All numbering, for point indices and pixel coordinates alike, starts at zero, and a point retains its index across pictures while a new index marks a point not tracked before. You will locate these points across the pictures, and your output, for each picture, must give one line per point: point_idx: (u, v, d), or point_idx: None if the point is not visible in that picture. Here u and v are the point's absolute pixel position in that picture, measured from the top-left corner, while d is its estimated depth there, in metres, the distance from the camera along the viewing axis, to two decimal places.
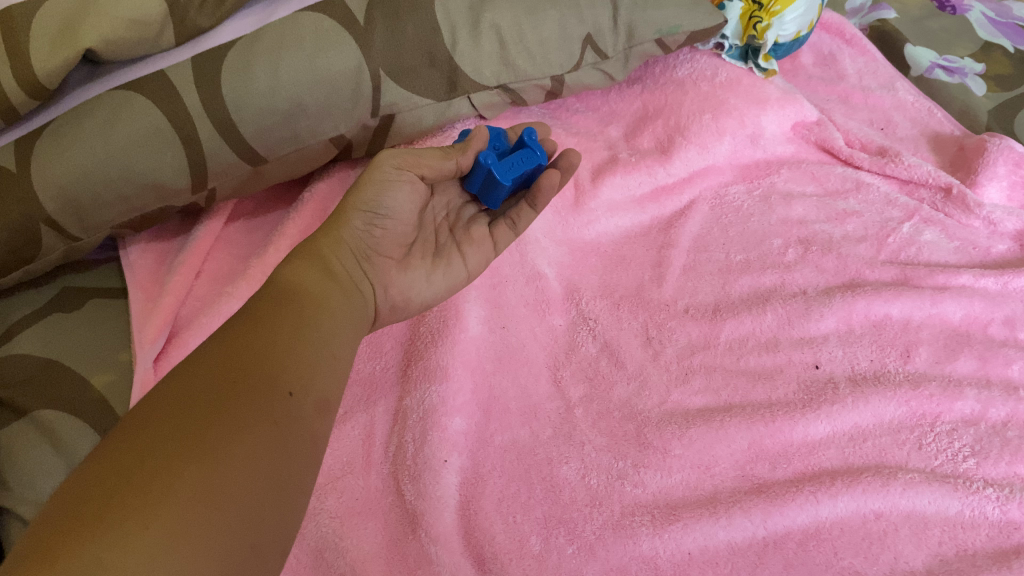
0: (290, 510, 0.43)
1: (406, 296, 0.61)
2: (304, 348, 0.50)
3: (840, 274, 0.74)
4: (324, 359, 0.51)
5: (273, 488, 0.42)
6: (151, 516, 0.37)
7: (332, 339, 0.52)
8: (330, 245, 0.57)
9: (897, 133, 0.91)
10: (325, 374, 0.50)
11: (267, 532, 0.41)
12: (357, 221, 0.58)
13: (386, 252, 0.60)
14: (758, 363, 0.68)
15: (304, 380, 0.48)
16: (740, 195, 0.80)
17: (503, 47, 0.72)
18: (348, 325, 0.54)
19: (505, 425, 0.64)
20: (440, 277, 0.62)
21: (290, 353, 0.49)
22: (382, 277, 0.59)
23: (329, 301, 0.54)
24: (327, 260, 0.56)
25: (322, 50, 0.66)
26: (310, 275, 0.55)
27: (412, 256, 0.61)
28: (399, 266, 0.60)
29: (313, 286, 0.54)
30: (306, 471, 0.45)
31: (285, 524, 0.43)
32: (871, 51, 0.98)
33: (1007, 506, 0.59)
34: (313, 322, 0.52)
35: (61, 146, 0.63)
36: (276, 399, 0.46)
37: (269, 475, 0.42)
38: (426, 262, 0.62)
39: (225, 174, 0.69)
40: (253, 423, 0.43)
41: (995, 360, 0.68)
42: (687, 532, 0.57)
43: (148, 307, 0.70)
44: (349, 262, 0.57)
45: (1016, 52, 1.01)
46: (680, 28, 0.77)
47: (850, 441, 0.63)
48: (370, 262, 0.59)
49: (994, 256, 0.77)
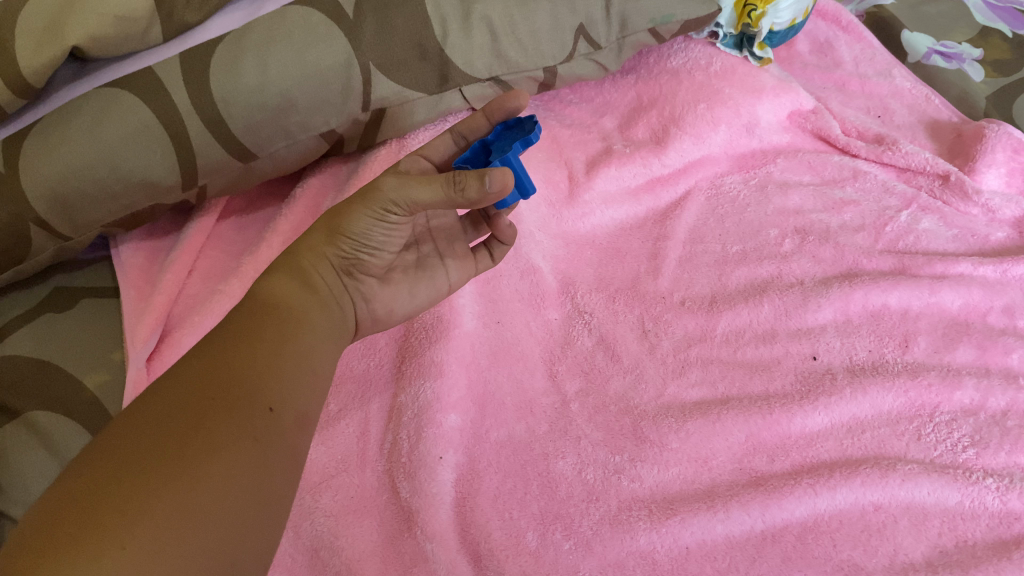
0: (269, 525, 0.43)
1: (391, 309, 0.60)
2: (286, 362, 0.49)
3: (837, 263, 0.73)
4: (306, 372, 0.50)
5: (252, 505, 0.42)
6: (129, 536, 0.37)
7: (314, 353, 0.52)
8: (311, 258, 0.56)
9: (894, 120, 0.90)
10: (306, 388, 0.50)
11: (246, 549, 0.41)
12: (344, 243, 0.56)
13: (371, 269, 0.58)
14: (755, 355, 0.67)
15: (286, 394, 0.48)
16: (736, 185, 0.80)
17: (494, 39, 0.71)
18: (329, 339, 0.54)
19: (501, 421, 0.64)
20: (424, 290, 0.61)
21: (272, 367, 0.48)
22: (366, 291, 0.58)
23: (310, 315, 0.53)
24: (308, 274, 0.55)
25: (310, 45, 0.65)
26: (291, 288, 0.54)
27: (395, 271, 0.59)
28: (382, 281, 0.59)
29: (294, 299, 0.53)
30: (286, 487, 0.45)
31: (264, 541, 0.42)
32: (868, 37, 0.97)
33: (1007, 497, 0.59)
34: (295, 335, 0.51)
35: (49, 145, 0.63)
36: (256, 414, 0.45)
37: (248, 493, 0.42)
38: (409, 277, 0.60)
39: (216, 171, 0.69)
40: (233, 440, 0.43)
41: (994, 349, 0.67)
42: (684, 527, 0.57)
43: (140, 306, 0.69)
44: (330, 276, 0.56)
45: (1015, 36, 1.00)
46: (673, 18, 0.76)
47: (849, 433, 0.62)
48: (353, 278, 0.57)
49: (993, 244, 0.76)
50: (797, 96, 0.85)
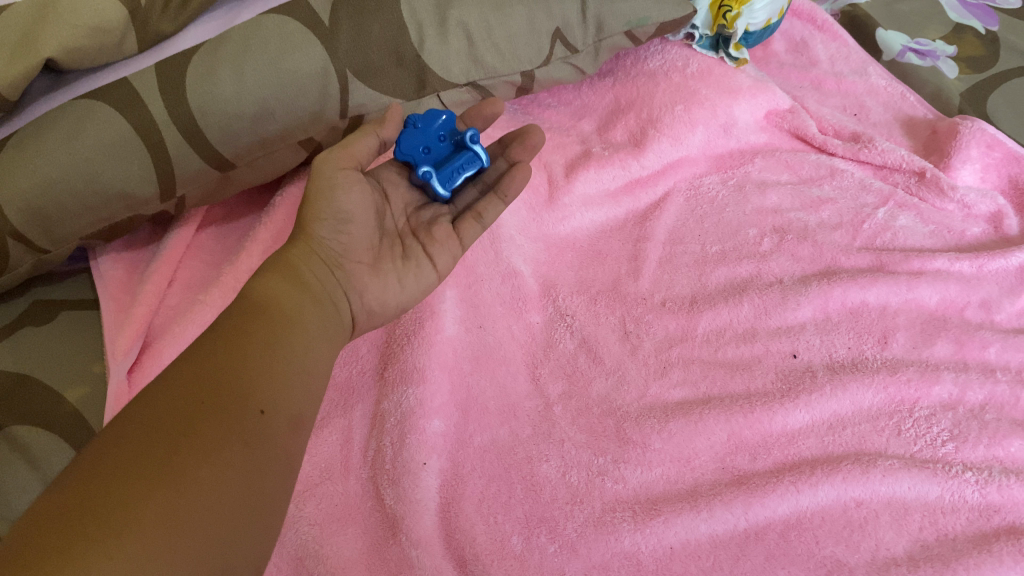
0: (263, 528, 0.43)
1: (382, 301, 0.60)
2: (277, 362, 0.49)
3: (815, 261, 0.74)
4: (298, 371, 0.50)
5: (244, 510, 0.42)
6: (114, 547, 0.37)
7: (307, 351, 0.51)
8: (302, 255, 0.56)
9: (870, 118, 0.91)
10: (301, 387, 0.49)
11: (238, 553, 0.41)
12: (323, 229, 0.57)
13: (358, 259, 0.59)
14: (736, 355, 0.68)
15: (278, 395, 0.47)
16: (714, 185, 0.80)
17: (471, 44, 0.71)
18: (323, 337, 0.53)
19: (484, 425, 0.64)
20: (412, 280, 0.61)
21: (264, 368, 0.48)
22: (356, 285, 0.58)
23: (303, 313, 0.53)
24: (298, 270, 0.55)
25: (287, 53, 0.65)
26: (281, 287, 0.54)
27: (383, 262, 0.60)
28: (371, 272, 0.59)
29: (287, 298, 0.53)
30: (280, 488, 0.45)
31: (255, 545, 0.42)
32: (843, 36, 0.98)
33: (986, 490, 0.60)
34: (285, 336, 0.51)
35: (24, 158, 0.62)
36: (249, 417, 0.45)
37: (239, 497, 0.42)
38: (397, 267, 0.61)
39: (193, 180, 0.68)
40: (222, 444, 0.43)
41: (971, 343, 0.68)
42: (668, 527, 0.57)
43: (119, 318, 0.69)
44: (320, 271, 0.56)
45: (987, 33, 1.02)
46: (649, 20, 0.77)
47: (829, 430, 0.63)
48: (342, 271, 0.58)
49: (969, 239, 0.77)
50: (773, 96, 0.86)
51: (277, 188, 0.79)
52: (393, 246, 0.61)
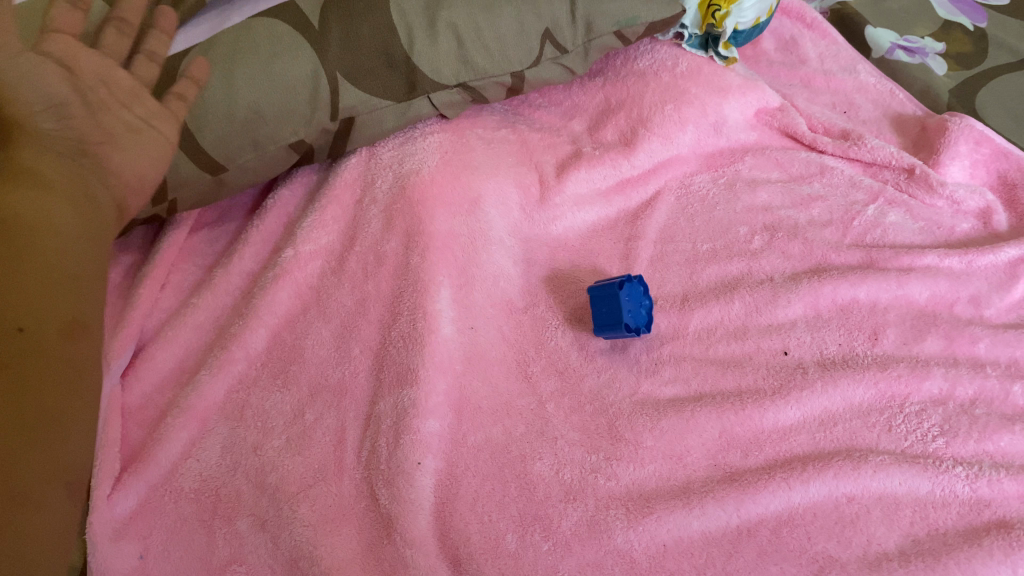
0: (53, 447, 0.44)
1: (139, 174, 0.60)
2: (23, 289, 0.46)
3: (806, 259, 0.74)
4: (59, 286, 0.48)
5: (15, 433, 0.42)
6: None
7: (52, 262, 0.49)
8: (31, 152, 0.52)
9: (860, 115, 0.92)
10: (66, 299, 0.48)
11: (31, 484, 0.42)
12: (44, 120, 0.54)
13: (98, 138, 0.57)
14: (727, 352, 0.68)
15: (37, 311, 0.46)
16: (705, 183, 0.81)
17: (461, 45, 0.71)
18: (80, 239, 0.51)
19: (477, 425, 0.64)
20: (151, 149, 0.60)
21: (11, 292, 0.45)
22: (105, 165, 0.57)
23: (49, 216, 0.50)
24: (38, 171, 0.51)
25: (277, 56, 0.66)
26: (22, 195, 0.49)
27: (122, 135, 0.58)
28: (112, 147, 0.57)
29: (21, 204, 0.49)
30: (71, 394, 0.46)
31: (50, 466, 0.44)
32: (832, 34, 0.98)
33: (976, 484, 0.60)
34: (33, 250, 0.48)
35: None
36: (5, 338, 0.44)
37: (14, 424, 0.42)
38: (131, 135, 0.59)
39: (186, 184, 0.68)
40: (12, 375, 0.43)
41: (961, 339, 0.68)
42: (661, 524, 0.58)
43: (113, 321, 0.68)
44: (66, 165, 0.54)
45: (975, 29, 1.02)
46: (638, 19, 0.77)
47: (821, 426, 0.63)
48: (87, 156, 0.56)
49: (958, 235, 0.78)
50: (763, 94, 0.86)
51: (268, 191, 0.80)
52: (136, 123, 0.60)
